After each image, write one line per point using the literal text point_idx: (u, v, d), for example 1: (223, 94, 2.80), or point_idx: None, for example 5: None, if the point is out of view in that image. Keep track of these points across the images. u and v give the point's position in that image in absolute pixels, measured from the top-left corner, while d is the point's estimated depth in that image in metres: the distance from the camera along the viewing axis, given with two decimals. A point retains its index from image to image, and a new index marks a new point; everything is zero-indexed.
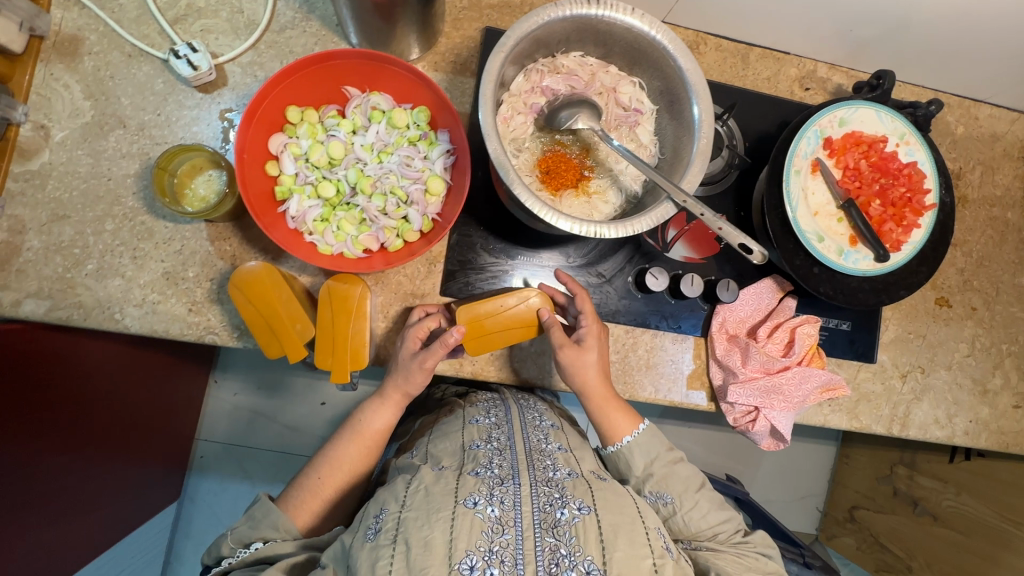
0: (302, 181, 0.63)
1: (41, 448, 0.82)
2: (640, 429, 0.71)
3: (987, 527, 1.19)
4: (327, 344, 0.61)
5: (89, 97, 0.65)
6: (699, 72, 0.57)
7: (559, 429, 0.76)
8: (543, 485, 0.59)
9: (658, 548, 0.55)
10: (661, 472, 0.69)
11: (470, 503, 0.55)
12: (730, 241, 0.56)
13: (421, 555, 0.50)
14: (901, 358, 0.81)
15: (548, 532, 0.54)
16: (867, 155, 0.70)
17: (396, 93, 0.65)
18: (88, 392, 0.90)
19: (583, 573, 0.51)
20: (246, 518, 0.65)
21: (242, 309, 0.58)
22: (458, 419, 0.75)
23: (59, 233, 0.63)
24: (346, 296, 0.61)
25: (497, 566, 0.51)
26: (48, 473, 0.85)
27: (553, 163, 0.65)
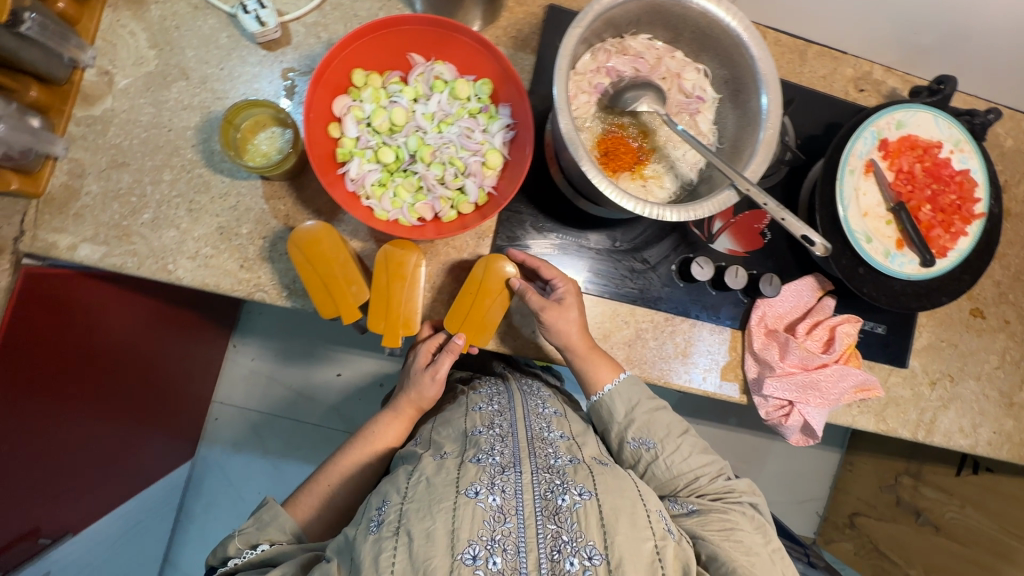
0: (363, 145, 0.63)
1: (78, 395, 0.83)
2: (622, 377, 0.70)
3: (989, 540, 1.21)
4: (380, 310, 0.63)
5: (154, 47, 0.65)
6: (771, 61, 0.57)
7: (562, 417, 0.76)
8: (545, 472, 0.60)
9: (660, 530, 0.57)
10: (643, 419, 0.70)
11: (472, 492, 0.56)
12: (793, 231, 0.57)
13: (423, 547, 0.51)
14: (931, 365, 0.82)
15: (550, 519, 0.56)
16: (922, 159, 0.71)
17: (460, 64, 0.65)
18: (122, 344, 0.91)
19: (585, 558, 0.53)
20: (254, 520, 0.66)
21: (300, 270, 0.60)
22: (461, 406, 0.75)
23: (117, 180, 0.64)
24: (400, 263, 0.62)
25: (500, 554, 0.53)
26: (82, 422, 0.86)
27: (613, 145, 0.65)
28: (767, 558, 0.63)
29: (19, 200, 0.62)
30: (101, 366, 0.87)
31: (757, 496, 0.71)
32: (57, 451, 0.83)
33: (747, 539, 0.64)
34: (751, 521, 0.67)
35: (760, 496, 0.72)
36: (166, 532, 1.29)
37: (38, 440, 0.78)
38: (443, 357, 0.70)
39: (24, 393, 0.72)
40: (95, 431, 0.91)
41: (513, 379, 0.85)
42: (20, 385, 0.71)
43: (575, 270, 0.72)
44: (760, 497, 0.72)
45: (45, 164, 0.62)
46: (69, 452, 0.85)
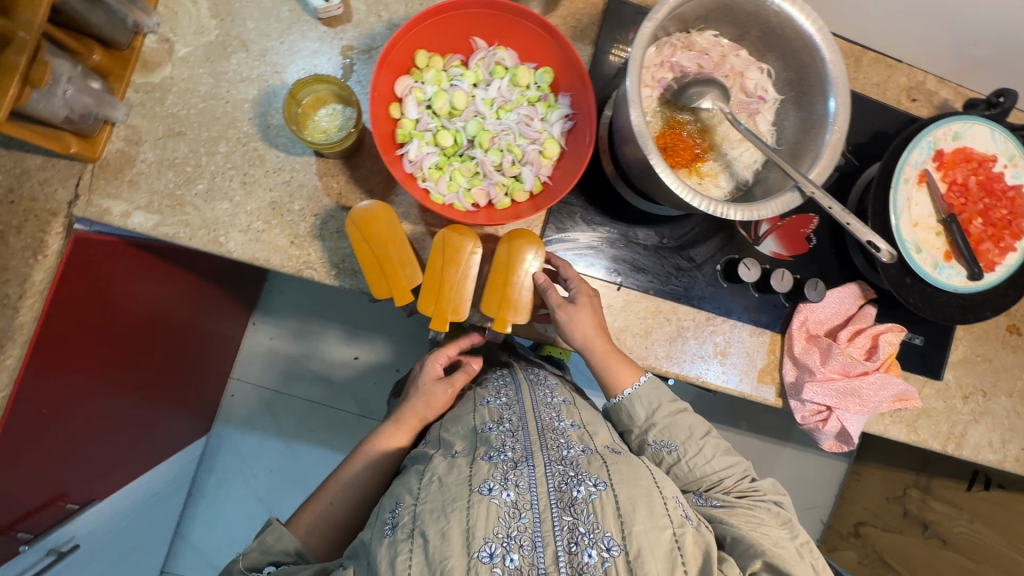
0: (422, 127, 0.63)
1: (117, 366, 0.83)
2: (641, 381, 0.70)
3: (993, 554, 1.21)
4: (432, 296, 0.63)
5: (215, 16, 0.64)
6: (842, 65, 0.57)
7: (571, 405, 0.75)
8: (558, 464, 0.59)
9: (677, 517, 0.56)
10: (664, 422, 0.70)
11: (485, 490, 0.55)
12: (859, 235, 0.59)
13: (438, 547, 0.51)
14: (965, 379, 0.82)
15: (565, 510, 0.55)
16: (976, 172, 0.70)
17: (522, 51, 0.65)
18: (160, 317, 0.91)
19: (603, 549, 0.52)
20: (258, 543, 0.64)
21: (356, 248, 0.60)
22: (469, 401, 0.74)
23: (173, 149, 0.63)
24: (454, 248, 0.62)
25: (517, 551, 0.52)
26: (116, 392, 0.86)
27: (671, 140, 0.64)
28: (797, 552, 0.61)
29: (75, 163, 0.62)
30: (139, 337, 0.87)
31: (783, 496, 0.69)
32: (93, 420, 0.82)
33: (775, 534, 0.62)
34: (777, 517, 0.65)
35: (786, 499, 0.70)
36: (179, 505, 1.29)
37: (80, 409, 0.78)
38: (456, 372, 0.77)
39: (74, 359, 0.72)
40: (129, 401, 0.91)
41: (519, 367, 0.84)
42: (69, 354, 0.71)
43: (598, 263, 0.72)
44: (786, 498, 0.70)
45: (102, 129, 0.61)
46: (103, 420, 0.85)
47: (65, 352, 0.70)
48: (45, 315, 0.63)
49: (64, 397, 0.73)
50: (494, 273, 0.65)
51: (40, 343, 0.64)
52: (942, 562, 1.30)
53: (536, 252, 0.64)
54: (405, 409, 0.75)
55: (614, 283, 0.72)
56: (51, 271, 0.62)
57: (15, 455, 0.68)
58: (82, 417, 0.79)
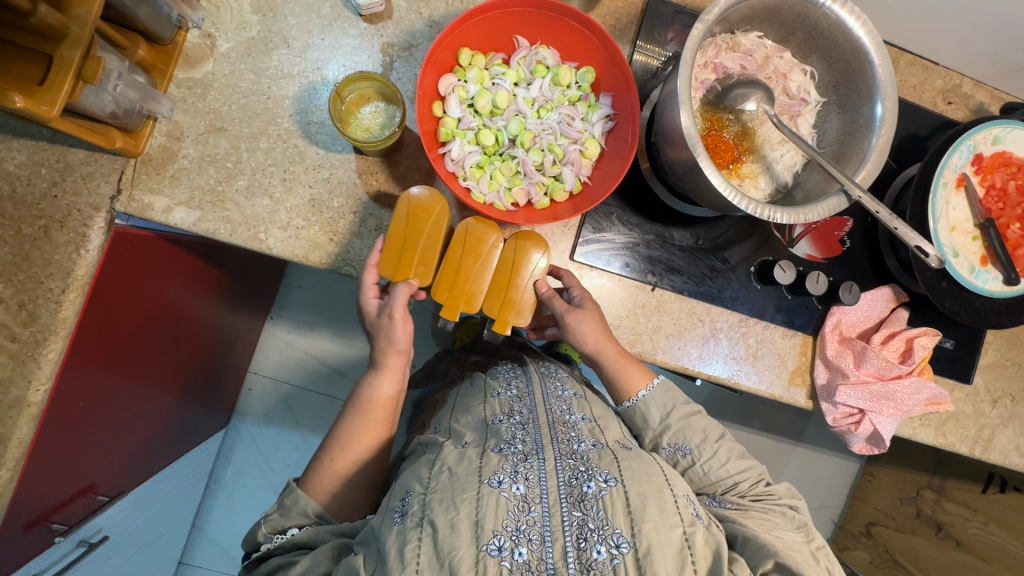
0: (464, 126, 0.63)
1: (147, 359, 0.83)
2: (655, 383, 0.71)
3: (1007, 555, 1.22)
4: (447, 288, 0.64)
5: (256, 12, 0.64)
6: (891, 68, 0.57)
7: (582, 399, 0.76)
8: (569, 457, 0.60)
9: (688, 516, 0.56)
10: (679, 424, 0.70)
11: (495, 482, 0.56)
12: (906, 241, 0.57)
13: (448, 537, 0.51)
14: (994, 383, 0.82)
15: (575, 505, 0.56)
16: (1015, 176, 0.70)
17: (564, 49, 0.64)
18: (188, 310, 0.91)
19: (611, 546, 0.53)
20: (278, 506, 0.64)
21: (394, 219, 0.62)
22: (480, 392, 0.76)
23: (214, 145, 0.63)
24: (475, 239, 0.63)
25: (525, 545, 0.53)
26: (146, 385, 0.86)
27: (713, 142, 0.64)
28: (812, 556, 0.60)
29: (118, 158, 0.62)
30: (168, 331, 0.87)
31: (797, 501, 0.69)
32: (126, 408, 0.83)
33: (788, 538, 0.61)
34: (791, 521, 0.64)
35: (802, 505, 0.69)
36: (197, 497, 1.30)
37: (110, 402, 0.77)
38: (396, 293, 0.62)
39: (107, 354, 0.72)
40: (156, 394, 0.91)
41: (531, 362, 0.85)
42: (103, 348, 0.71)
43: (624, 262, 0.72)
44: (801, 503, 0.69)
45: (145, 124, 0.61)
46: (134, 411, 0.86)
47: (100, 347, 0.70)
48: (84, 309, 0.63)
49: (97, 389, 0.73)
50: (497, 272, 0.64)
51: (77, 336, 0.64)
52: (956, 565, 1.31)
53: (542, 254, 0.64)
54: (376, 355, 0.67)
55: (649, 283, 0.72)
56: (92, 264, 0.62)
57: (54, 445, 0.69)
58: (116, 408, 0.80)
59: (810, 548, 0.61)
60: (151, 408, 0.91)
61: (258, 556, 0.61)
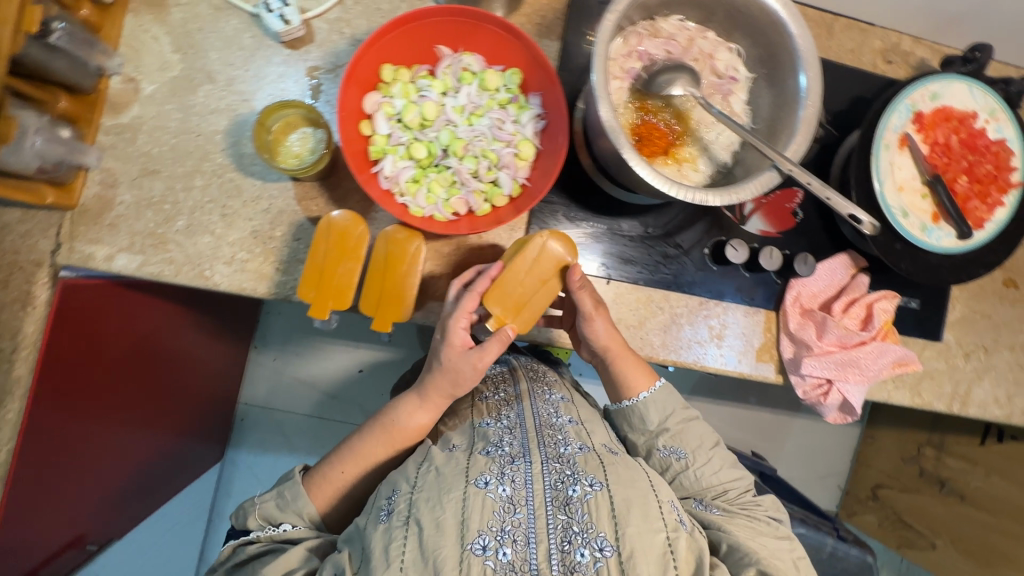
0: (395, 142, 0.62)
1: (125, 404, 0.84)
2: (657, 386, 0.71)
3: (1012, 506, 1.21)
4: (303, 273, 0.59)
5: (177, 50, 0.64)
6: (810, 38, 0.56)
7: (570, 403, 0.75)
8: (555, 461, 0.60)
9: (671, 522, 0.57)
10: (676, 428, 0.70)
11: (482, 483, 0.57)
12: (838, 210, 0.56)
13: (433, 537, 0.52)
14: (965, 338, 0.82)
15: (560, 509, 0.56)
16: (957, 131, 0.70)
17: (488, 54, 0.64)
18: (166, 352, 0.92)
19: (595, 549, 0.53)
20: (276, 496, 0.65)
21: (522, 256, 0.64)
22: (469, 396, 0.77)
23: (149, 188, 0.63)
24: (352, 230, 0.58)
25: (509, 545, 0.53)
26: (129, 428, 0.87)
27: (646, 130, 0.64)
28: (790, 563, 0.62)
29: (55, 213, 0.62)
30: (147, 373, 0.87)
31: (781, 513, 0.69)
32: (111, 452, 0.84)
33: (771, 544, 0.63)
34: (775, 531, 0.65)
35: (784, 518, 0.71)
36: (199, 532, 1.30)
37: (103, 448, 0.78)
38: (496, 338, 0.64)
39: (74, 405, 0.72)
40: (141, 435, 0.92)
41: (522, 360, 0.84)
42: (70, 399, 0.71)
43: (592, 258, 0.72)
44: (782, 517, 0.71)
45: (77, 175, 0.61)
46: (120, 455, 0.87)
47: (67, 398, 0.70)
48: (41, 367, 0.64)
49: (71, 439, 0.73)
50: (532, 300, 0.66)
51: (38, 391, 0.64)
52: (960, 520, 1.31)
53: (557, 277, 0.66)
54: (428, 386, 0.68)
55: (602, 278, 0.72)
56: (42, 321, 0.62)
57: (30, 503, 0.69)
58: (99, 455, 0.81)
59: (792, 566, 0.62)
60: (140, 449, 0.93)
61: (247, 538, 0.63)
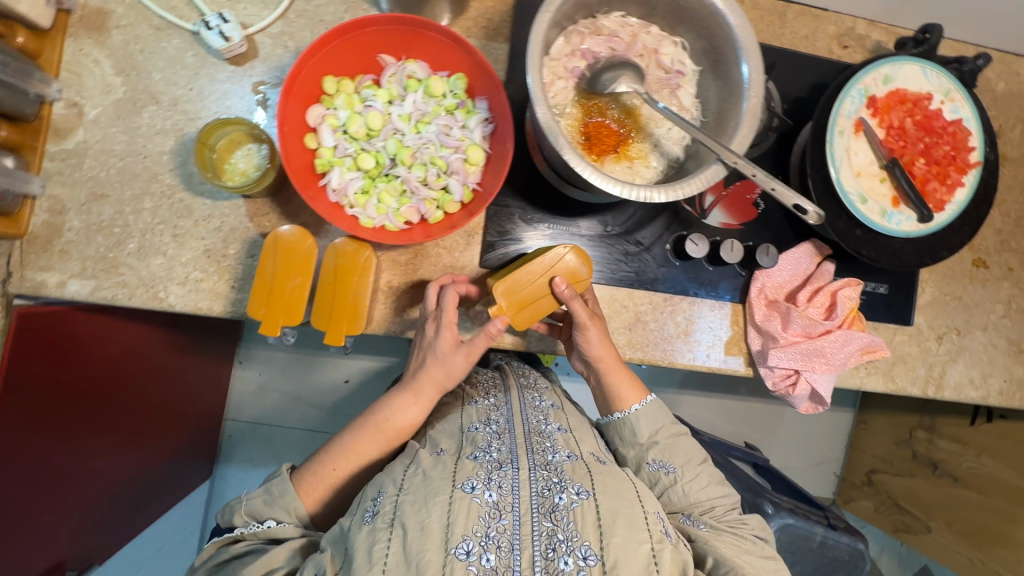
0: (341, 154, 0.62)
1: (96, 425, 0.83)
2: (647, 400, 0.72)
3: (1006, 487, 1.19)
4: (251, 289, 0.58)
5: (119, 73, 0.63)
6: (749, 28, 0.56)
7: (559, 410, 0.75)
8: (542, 469, 0.59)
9: (657, 533, 0.56)
10: (665, 442, 0.71)
11: (468, 487, 0.55)
12: (784, 201, 0.54)
13: (417, 539, 0.51)
14: (937, 320, 0.81)
15: (545, 516, 0.55)
16: (912, 113, 0.69)
17: (432, 60, 0.64)
18: (139, 372, 0.91)
19: (579, 558, 0.52)
20: (263, 491, 0.63)
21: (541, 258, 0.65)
22: (459, 402, 0.75)
23: (98, 213, 0.63)
24: (300, 244, 0.58)
25: (493, 551, 0.52)
26: (106, 450, 0.87)
27: (595, 129, 0.63)
28: None
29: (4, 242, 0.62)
30: (118, 393, 0.87)
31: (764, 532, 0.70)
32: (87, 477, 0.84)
33: (756, 561, 0.63)
34: (760, 549, 0.66)
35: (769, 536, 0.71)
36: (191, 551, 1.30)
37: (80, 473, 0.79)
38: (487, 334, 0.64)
39: (39, 432, 0.72)
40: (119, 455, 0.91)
41: (510, 371, 0.84)
42: (36, 427, 0.71)
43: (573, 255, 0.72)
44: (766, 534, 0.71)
45: (23, 204, 0.61)
46: (99, 478, 0.87)
47: (30, 426, 0.70)
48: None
49: (41, 466, 0.73)
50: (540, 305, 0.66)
51: None
52: (954, 502, 1.29)
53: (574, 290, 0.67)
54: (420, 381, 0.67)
55: None
56: None
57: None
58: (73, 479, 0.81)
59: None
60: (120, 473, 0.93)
61: (232, 536, 0.61)
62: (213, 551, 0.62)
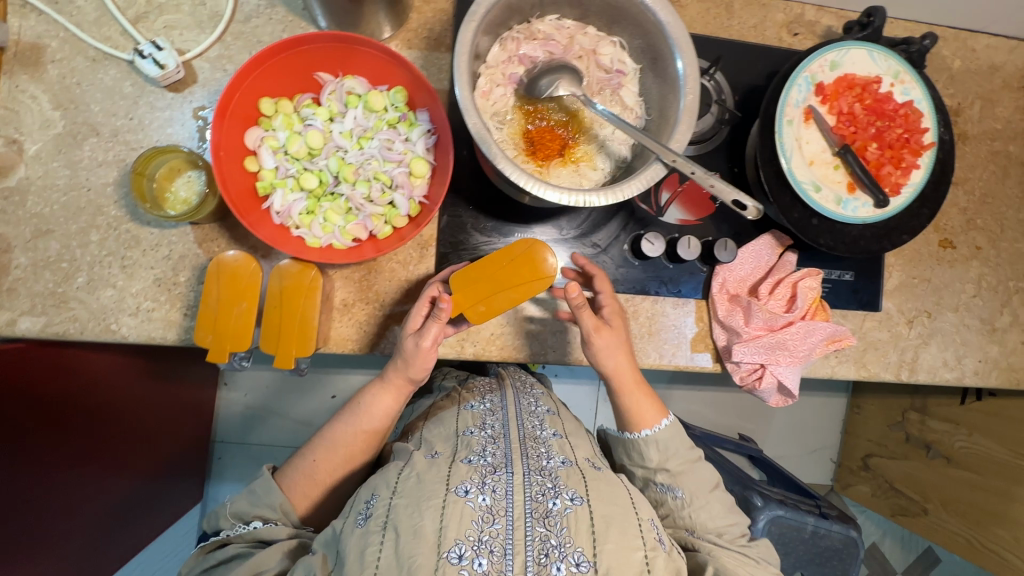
0: (283, 175, 0.62)
1: (86, 457, 0.83)
2: (664, 424, 0.68)
3: (997, 465, 1.12)
4: (199, 317, 0.60)
5: (58, 107, 0.63)
6: (681, 24, 0.55)
7: (554, 416, 0.74)
8: (537, 474, 0.56)
9: (650, 541, 0.54)
10: (677, 469, 0.68)
11: (462, 490, 0.53)
12: (724, 198, 0.55)
13: (409, 543, 0.49)
14: (906, 304, 0.80)
15: (539, 521, 0.51)
16: (861, 98, 0.68)
17: (371, 75, 0.63)
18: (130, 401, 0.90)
19: (572, 565, 0.49)
20: (249, 492, 0.64)
21: (510, 249, 0.62)
22: (454, 405, 0.74)
23: (44, 249, 0.63)
24: (242, 267, 0.59)
25: (486, 556, 0.48)
26: (106, 476, 0.88)
27: (538, 134, 0.63)
28: None
29: None
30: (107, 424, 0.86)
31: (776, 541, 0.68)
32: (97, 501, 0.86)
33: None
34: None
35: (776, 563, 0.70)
36: None
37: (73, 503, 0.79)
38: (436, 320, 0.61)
39: None
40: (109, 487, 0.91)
41: (507, 376, 0.83)
42: None
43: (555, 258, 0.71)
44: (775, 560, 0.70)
45: None
46: (99, 508, 0.88)
47: None
48: None
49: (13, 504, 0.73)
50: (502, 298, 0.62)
51: None
52: (952, 482, 1.22)
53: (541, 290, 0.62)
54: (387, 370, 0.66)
55: None
56: None
57: None
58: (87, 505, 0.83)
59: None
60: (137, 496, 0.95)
61: (219, 539, 0.62)
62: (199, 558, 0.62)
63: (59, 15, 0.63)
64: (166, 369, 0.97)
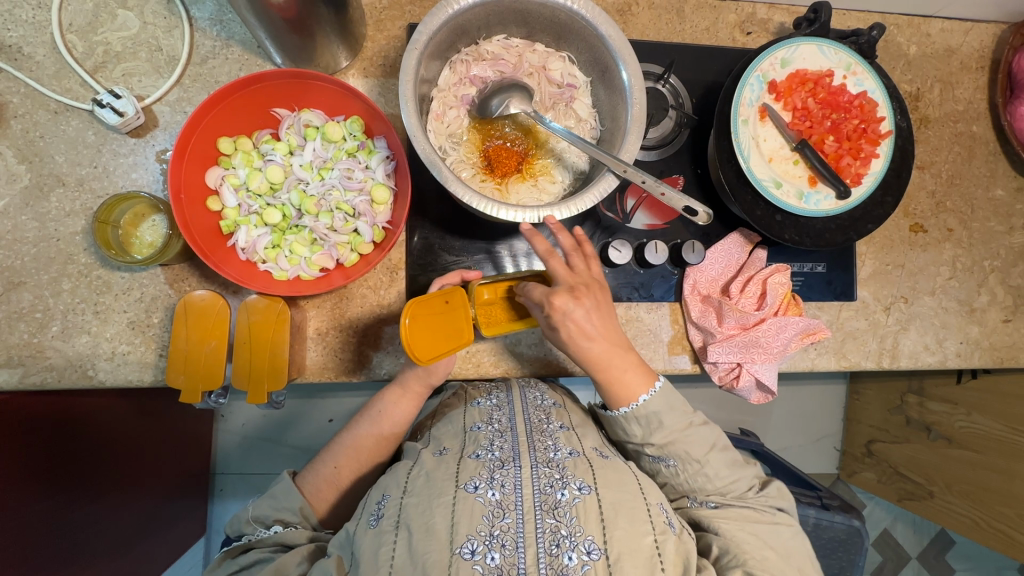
0: (246, 212, 0.63)
1: (97, 499, 0.83)
2: (657, 387, 0.61)
3: (999, 442, 1.05)
4: (170, 359, 0.62)
5: (23, 161, 0.64)
6: (622, 36, 0.56)
7: (563, 408, 0.66)
8: (544, 465, 0.53)
9: (660, 524, 0.52)
10: (662, 441, 0.61)
11: (471, 487, 0.51)
12: (674, 205, 0.58)
13: (422, 541, 0.48)
14: (882, 292, 0.80)
15: (549, 513, 0.49)
16: (815, 92, 0.69)
17: (327, 107, 0.64)
18: (134, 441, 0.90)
19: (583, 554, 0.47)
20: (268, 496, 0.63)
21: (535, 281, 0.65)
22: (460, 402, 0.68)
23: (18, 301, 0.63)
24: (209, 306, 0.62)
25: (499, 550, 0.47)
26: (120, 517, 0.89)
27: (494, 154, 0.64)
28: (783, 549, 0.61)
29: None
30: (117, 464, 0.86)
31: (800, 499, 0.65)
32: (114, 537, 0.87)
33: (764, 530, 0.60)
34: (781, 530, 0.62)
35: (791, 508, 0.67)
36: None
37: (81, 542, 0.80)
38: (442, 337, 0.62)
39: None
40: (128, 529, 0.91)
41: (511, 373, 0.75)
42: None
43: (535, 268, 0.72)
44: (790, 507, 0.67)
45: None
46: (116, 548, 0.88)
47: None
48: None
49: None
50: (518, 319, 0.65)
51: None
52: (955, 464, 1.14)
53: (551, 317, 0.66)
54: (404, 375, 0.66)
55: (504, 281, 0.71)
56: None
57: None
58: (98, 542, 0.84)
59: (792, 561, 0.60)
60: (146, 533, 0.96)
61: (242, 544, 0.60)
62: (221, 564, 0.60)
63: (19, 71, 0.64)
64: (165, 407, 0.96)
